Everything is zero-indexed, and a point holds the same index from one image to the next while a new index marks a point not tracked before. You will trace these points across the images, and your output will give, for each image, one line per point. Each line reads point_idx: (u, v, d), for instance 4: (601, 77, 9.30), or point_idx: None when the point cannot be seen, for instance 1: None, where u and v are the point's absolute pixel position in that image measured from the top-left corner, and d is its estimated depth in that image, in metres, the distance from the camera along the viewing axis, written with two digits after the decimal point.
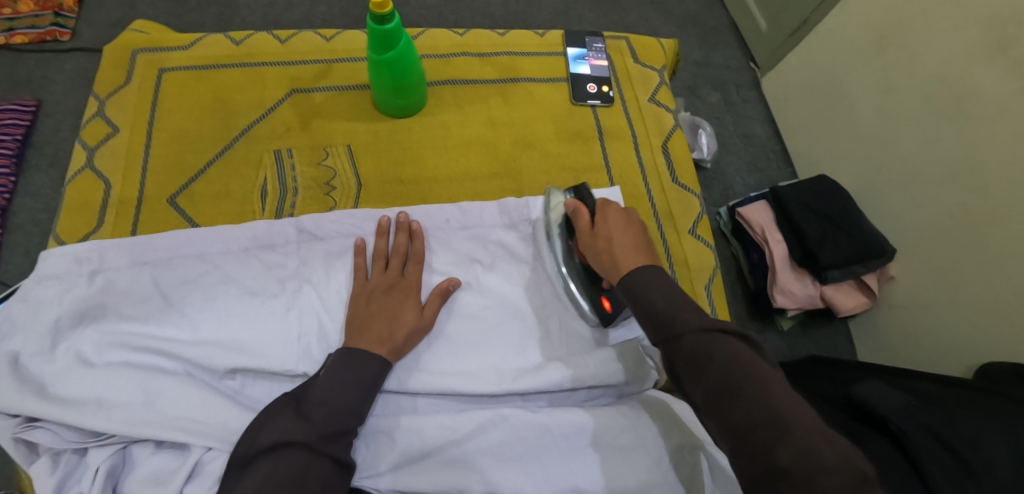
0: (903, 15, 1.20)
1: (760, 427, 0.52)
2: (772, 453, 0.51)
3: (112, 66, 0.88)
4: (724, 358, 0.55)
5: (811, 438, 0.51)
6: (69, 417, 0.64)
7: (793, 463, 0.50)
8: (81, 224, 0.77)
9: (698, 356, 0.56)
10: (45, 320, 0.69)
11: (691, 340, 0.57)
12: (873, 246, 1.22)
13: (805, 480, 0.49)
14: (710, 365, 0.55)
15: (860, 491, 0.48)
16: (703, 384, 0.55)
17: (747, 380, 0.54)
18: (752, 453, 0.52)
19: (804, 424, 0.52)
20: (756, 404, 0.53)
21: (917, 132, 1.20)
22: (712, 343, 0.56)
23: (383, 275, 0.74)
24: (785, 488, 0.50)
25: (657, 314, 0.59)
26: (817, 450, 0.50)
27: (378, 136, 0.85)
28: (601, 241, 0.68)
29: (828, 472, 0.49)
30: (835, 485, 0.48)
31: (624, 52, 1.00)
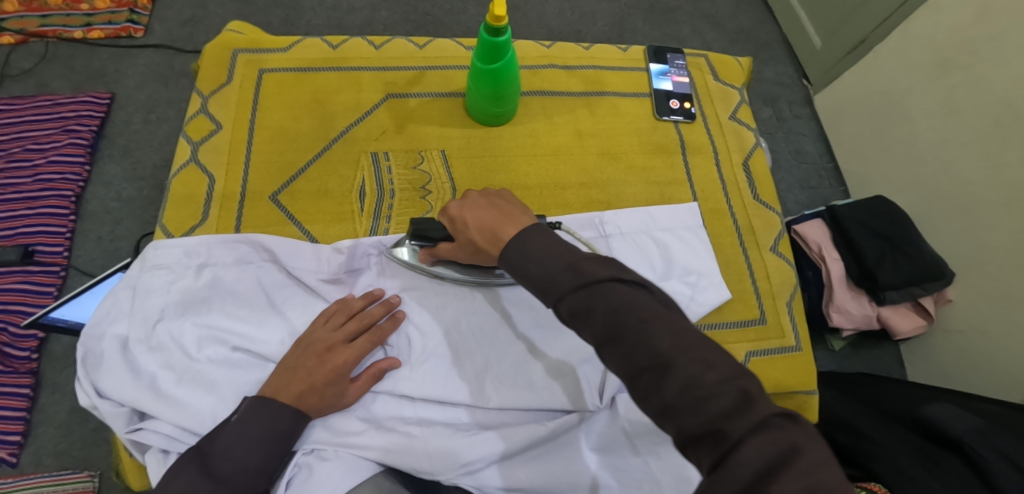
0: (971, 37, 1.20)
1: (645, 363, 0.47)
2: (662, 391, 0.46)
3: (214, 65, 0.91)
4: (606, 306, 0.49)
5: (694, 367, 0.46)
6: (177, 411, 0.67)
7: (679, 396, 0.46)
8: (187, 217, 0.80)
9: (580, 313, 0.50)
10: (152, 309, 0.71)
11: (570, 300, 0.51)
12: (933, 269, 1.20)
13: (696, 407, 0.45)
14: (592, 316, 0.49)
15: (743, 401, 0.44)
16: (590, 333, 0.50)
17: (629, 323, 0.48)
18: (644, 396, 0.48)
19: (685, 355, 0.46)
20: (641, 347, 0.48)
21: (981, 156, 1.19)
22: (594, 295, 0.50)
23: (321, 332, 0.70)
24: (679, 420, 0.46)
25: (533, 280, 0.53)
26: (700, 377, 0.45)
27: (469, 143, 0.88)
28: (463, 233, 0.64)
29: (706, 402, 0.45)
30: (716, 405, 0.44)
31: (703, 69, 1.02)
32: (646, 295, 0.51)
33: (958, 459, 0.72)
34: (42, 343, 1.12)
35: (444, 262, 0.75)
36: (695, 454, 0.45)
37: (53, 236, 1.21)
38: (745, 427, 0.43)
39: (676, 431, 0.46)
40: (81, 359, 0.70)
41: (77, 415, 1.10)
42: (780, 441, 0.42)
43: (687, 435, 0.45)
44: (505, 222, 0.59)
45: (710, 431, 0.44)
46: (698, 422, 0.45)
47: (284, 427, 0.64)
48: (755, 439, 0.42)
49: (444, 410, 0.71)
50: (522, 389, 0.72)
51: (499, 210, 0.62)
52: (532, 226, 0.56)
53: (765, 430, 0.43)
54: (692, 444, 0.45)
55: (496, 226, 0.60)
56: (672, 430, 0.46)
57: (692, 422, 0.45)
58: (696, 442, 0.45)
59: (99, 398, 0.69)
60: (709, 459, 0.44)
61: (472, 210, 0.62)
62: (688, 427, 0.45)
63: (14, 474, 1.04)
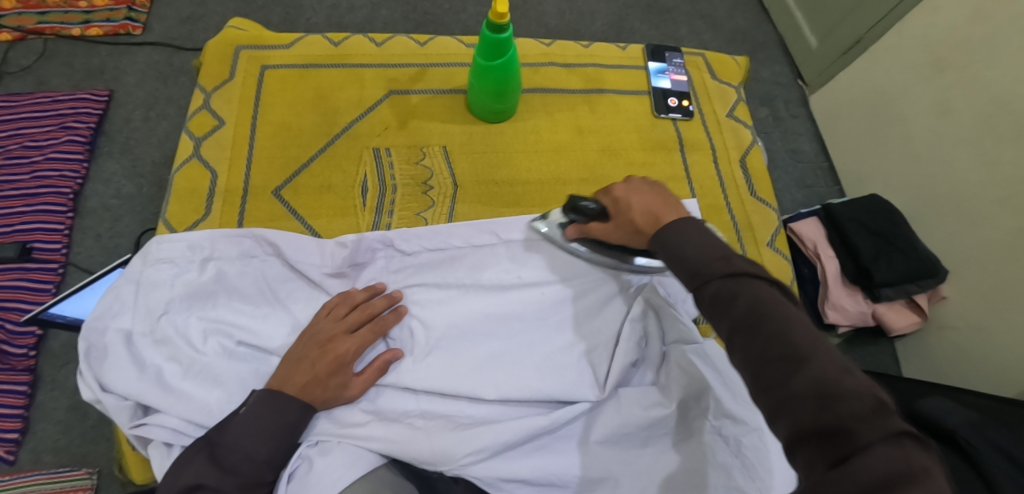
0: (964, 37, 1.21)
1: (777, 356, 0.47)
2: (789, 382, 0.46)
3: (216, 61, 0.91)
4: (752, 296, 0.50)
5: (830, 369, 0.45)
6: (181, 405, 0.68)
7: (807, 390, 0.45)
8: (190, 211, 0.81)
9: (723, 298, 0.51)
10: (157, 302, 0.72)
11: (717, 284, 0.51)
12: (927, 266, 1.22)
13: (824, 406, 0.44)
14: (735, 302, 0.50)
15: (881, 414, 0.43)
16: (726, 323, 0.50)
17: (772, 314, 0.49)
18: (768, 387, 0.47)
19: (822, 354, 0.46)
20: (778, 339, 0.48)
21: (975, 155, 1.21)
22: (744, 285, 0.50)
23: (324, 325, 0.71)
24: (795, 414, 0.45)
25: (687, 262, 0.54)
26: (838, 379, 0.45)
27: (471, 139, 0.89)
28: (625, 214, 0.65)
29: (840, 401, 0.44)
30: (850, 407, 0.43)
31: (702, 67, 1.03)
32: (785, 296, 0.51)
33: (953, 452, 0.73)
34: (41, 340, 1.12)
35: (584, 241, 0.77)
36: (806, 454, 0.45)
37: (52, 233, 1.20)
38: (879, 436, 0.42)
39: (791, 425, 0.45)
40: (84, 352, 0.69)
41: (76, 412, 1.10)
42: (911, 460, 0.40)
43: (804, 432, 0.45)
44: (665, 207, 0.61)
45: (830, 430, 0.43)
46: (823, 422, 0.44)
47: (290, 419, 0.64)
48: (883, 450, 0.41)
49: (445, 402, 0.72)
50: (523, 382, 0.73)
51: (657, 198, 0.64)
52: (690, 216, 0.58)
53: (897, 445, 0.41)
54: (803, 441, 0.45)
55: (656, 210, 0.61)
56: (785, 425, 0.46)
57: (814, 418, 0.44)
58: (809, 440, 0.44)
59: (102, 392, 0.69)
60: (827, 460, 0.43)
61: (637, 194, 0.64)
62: (807, 424, 0.44)
63: (11, 471, 1.04)
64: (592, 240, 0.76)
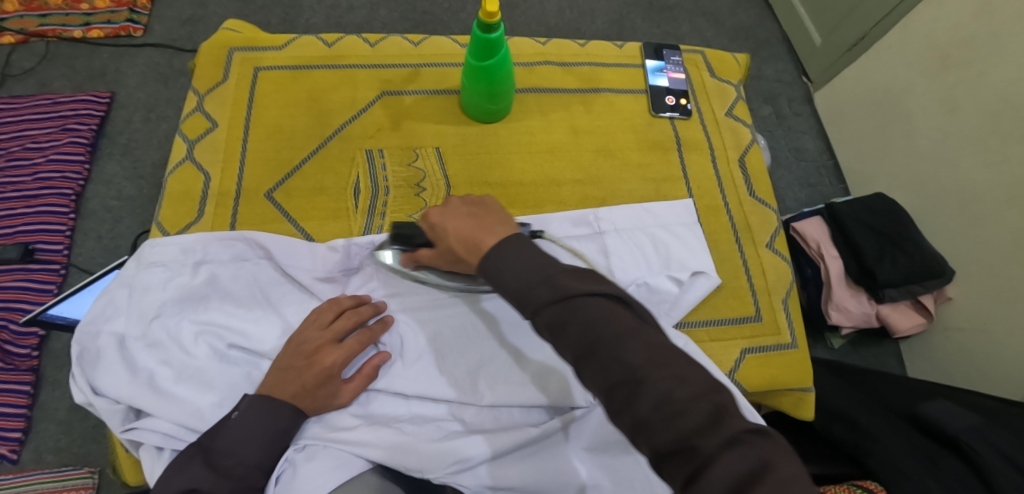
0: (970, 33, 1.19)
1: (618, 383, 0.47)
2: (634, 406, 0.46)
3: (210, 63, 0.91)
4: (581, 321, 0.48)
5: (666, 381, 0.46)
6: (174, 409, 0.67)
7: (653, 412, 0.45)
8: (183, 214, 0.80)
9: (558, 325, 0.49)
10: (149, 306, 0.72)
11: (546, 313, 0.50)
12: (933, 266, 1.20)
13: (670, 420, 0.45)
14: (567, 327, 0.49)
15: (719, 417, 0.44)
16: (567, 347, 0.49)
17: (603, 339, 0.48)
18: (617, 411, 0.47)
19: (656, 370, 0.47)
20: (616, 362, 0.47)
21: (982, 153, 1.19)
22: (580, 309, 0.49)
23: (313, 332, 0.70)
24: (650, 437, 0.45)
25: (511, 291, 0.51)
26: (671, 394, 0.45)
27: (465, 140, 0.88)
28: (443, 241, 0.61)
29: (682, 417, 0.45)
30: (691, 419, 0.44)
31: (700, 65, 1.02)
32: (626, 311, 0.50)
33: (956, 458, 0.71)
34: (43, 340, 1.13)
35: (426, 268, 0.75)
36: (667, 470, 0.45)
37: (54, 234, 1.21)
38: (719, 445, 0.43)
39: (650, 446, 0.46)
40: (76, 356, 0.69)
41: (77, 412, 1.10)
42: (756, 455, 0.42)
43: (662, 450, 0.45)
44: (481, 232, 0.57)
45: (681, 445, 0.44)
46: (671, 438, 0.45)
47: (283, 424, 0.64)
48: (730, 454, 0.43)
49: (437, 407, 0.71)
50: (516, 387, 0.72)
51: (475, 218, 0.60)
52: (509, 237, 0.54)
53: (742, 447, 0.43)
54: (664, 458, 0.45)
55: (475, 236, 0.57)
56: (645, 446, 0.46)
57: (666, 437, 0.45)
58: (667, 457, 0.45)
59: (95, 395, 0.69)
60: (681, 476, 0.44)
61: (451, 217, 0.60)
62: (658, 444, 0.45)
63: (14, 471, 1.05)
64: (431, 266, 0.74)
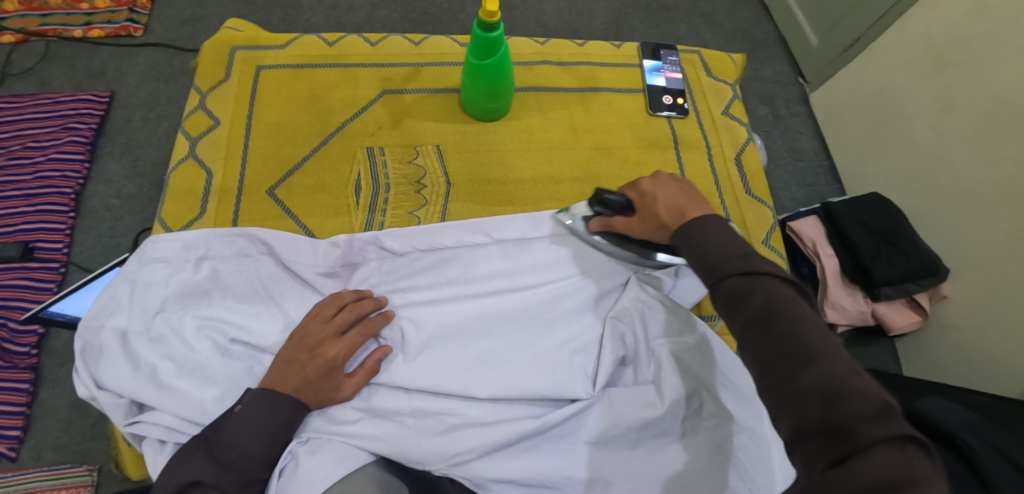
0: (964, 34, 1.21)
1: (788, 356, 0.50)
2: (797, 380, 0.48)
3: (212, 62, 0.92)
4: (764, 295, 0.52)
5: (837, 368, 0.48)
6: (176, 403, 0.68)
7: (813, 389, 0.47)
8: (185, 211, 0.81)
9: (738, 293, 0.53)
10: (151, 301, 0.72)
11: (733, 280, 0.54)
12: (927, 264, 1.21)
13: (829, 404, 0.46)
14: (750, 297, 0.52)
15: (882, 417, 0.45)
16: (742, 314, 0.53)
17: (783, 313, 0.51)
18: (775, 383, 0.50)
19: (835, 355, 0.49)
20: (789, 338, 0.50)
21: (976, 153, 1.20)
22: (771, 286, 0.52)
23: (317, 326, 0.71)
24: (799, 412, 0.48)
25: (707, 257, 0.56)
26: (846, 381, 0.47)
27: (464, 138, 0.89)
28: (649, 209, 0.67)
29: (844, 401, 0.46)
30: (856, 407, 0.45)
31: (697, 65, 1.03)
32: (801, 294, 0.53)
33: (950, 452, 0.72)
34: (42, 338, 1.14)
35: (607, 234, 0.78)
36: (807, 451, 0.47)
37: (53, 233, 1.21)
38: (879, 440, 0.44)
39: (796, 421, 0.48)
40: (80, 350, 0.70)
41: (76, 409, 1.11)
42: (914, 463, 0.43)
43: (809, 429, 0.47)
44: (689, 203, 0.63)
45: (835, 430, 0.46)
46: (829, 420, 0.46)
47: (285, 418, 0.65)
48: (883, 452, 0.43)
49: (437, 401, 0.72)
50: (514, 380, 0.73)
51: (683, 193, 0.66)
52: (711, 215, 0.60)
53: (892, 449, 0.43)
54: (807, 438, 0.47)
55: (683, 206, 0.63)
56: (789, 421, 0.48)
57: (824, 417, 0.46)
58: (812, 437, 0.47)
59: (98, 389, 0.69)
60: (828, 458, 0.46)
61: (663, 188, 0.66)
62: (812, 422, 0.47)
63: (13, 468, 1.05)
64: (616, 234, 0.77)
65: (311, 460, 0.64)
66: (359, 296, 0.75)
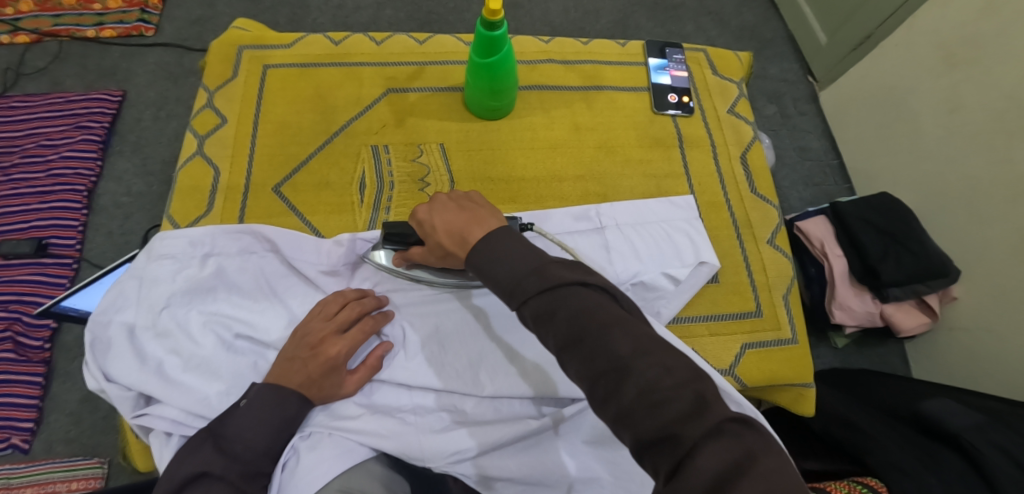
0: (976, 32, 1.19)
1: (603, 372, 0.48)
2: (618, 398, 0.47)
3: (219, 61, 0.93)
4: (569, 309, 0.50)
5: (648, 370, 0.47)
6: (182, 397, 0.69)
7: (637, 398, 0.46)
8: (192, 208, 0.82)
9: (544, 313, 0.50)
10: (159, 296, 0.73)
11: (534, 302, 0.51)
12: (937, 266, 1.20)
13: (652, 409, 0.45)
14: (554, 314, 0.50)
15: (702, 409, 0.44)
16: (553, 336, 0.50)
17: (590, 328, 0.49)
18: (603, 400, 0.48)
19: (641, 360, 0.47)
20: (602, 352, 0.48)
21: (987, 152, 1.19)
22: (574, 296, 0.50)
23: (319, 323, 0.71)
24: (635, 424, 0.46)
25: (500, 283, 0.53)
26: (657, 383, 0.46)
27: (468, 136, 0.90)
28: (433, 236, 0.63)
29: (663, 405, 0.45)
30: (675, 406, 0.45)
31: (702, 63, 1.03)
32: (609, 298, 0.51)
33: (957, 454, 0.72)
34: (55, 333, 1.15)
35: (421, 266, 0.77)
36: (652, 460, 0.46)
37: (66, 229, 1.23)
38: (703, 435, 0.43)
39: (634, 435, 0.46)
40: (88, 344, 0.71)
41: (87, 403, 1.12)
42: (738, 449, 0.43)
43: (646, 440, 0.46)
44: (471, 224, 0.59)
45: (663, 434, 0.45)
46: (652, 426, 0.45)
47: (290, 413, 0.66)
48: (711, 446, 0.43)
49: (439, 398, 0.73)
50: (516, 378, 0.73)
51: (465, 215, 0.61)
52: (495, 229, 0.56)
53: (724, 440, 0.43)
54: (648, 448, 0.46)
55: (464, 229, 0.59)
56: (628, 435, 0.47)
57: (648, 427, 0.45)
58: (650, 446, 0.46)
59: (106, 383, 0.70)
60: (666, 466, 0.44)
61: (439, 212, 0.62)
62: (647, 432, 0.45)
63: (25, 460, 1.07)
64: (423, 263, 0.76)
65: (312, 455, 0.65)
66: (359, 295, 0.75)
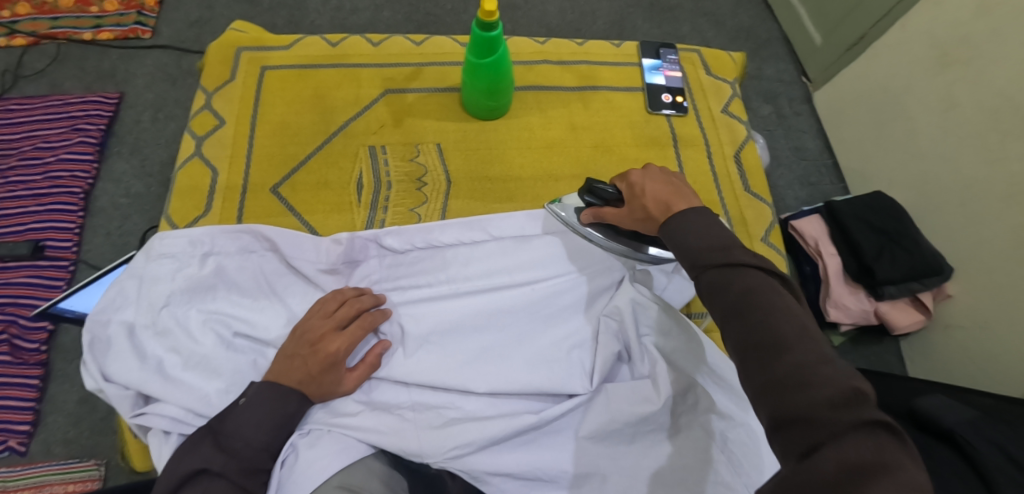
0: (968, 32, 1.20)
1: (759, 344, 0.50)
2: (769, 369, 0.49)
3: (219, 62, 0.94)
4: (745, 286, 0.53)
5: (809, 357, 0.48)
6: (181, 395, 0.70)
7: (789, 376, 0.47)
8: (191, 208, 0.83)
9: (718, 283, 0.54)
10: (158, 295, 0.74)
11: (713, 272, 0.55)
12: (932, 263, 1.21)
13: (799, 391, 0.46)
14: (731, 285, 0.53)
15: (851, 403, 0.44)
16: (722, 302, 0.54)
17: (761, 303, 0.52)
18: (754, 371, 0.50)
19: (804, 344, 0.49)
20: (764, 327, 0.50)
21: (981, 151, 1.20)
22: (754, 279, 0.53)
23: (318, 320, 0.72)
24: (777, 401, 0.47)
25: (688, 250, 0.58)
26: (814, 367, 0.47)
27: (465, 136, 0.90)
28: (638, 200, 0.68)
29: (812, 389, 0.46)
30: (821, 393, 0.45)
31: (697, 64, 1.04)
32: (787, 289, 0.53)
33: (950, 449, 0.73)
34: (52, 335, 1.16)
35: (600, 226, 0.79)
36: (784, 439, 0.47)
37: (63, 231, 1.23)
38: (845, 425, 0.43)
39: (774, 410, 0.48)
40: (88, 343, 0.71)
41: (85, 404, 1.13)
42: (880, 449, 0.42)
43: (785, 417, 0.47)
44: (677, 197, 0.63)
45: (802, 417, 0.45)
46: (799, 407, 0.46)
47: (290, 409, 0.66)
48: (853, 439, 0.43)
49: (437, 395, 0.73)
50: (513, 374, 0.74)
51: (670, 187, 0.66)
52: (699, 208, 0.61)
53: (862, 434, 0.43)
54: (782, 426, 0.47)
55: (669, 200, 0.64)
56: (767, 410, 0.48)
57: (792, 404, 0.46)
58: (786, 425, 0.47)
59: (105, 381, 0.71)
60: (800, 448, 0.45)
61: (651, 181, 0.66)
62: (788, 410, 0.46)
63: (22, 462, 1.07)
64: (606, 226, 0.79)
65: (313, 451, 0.66)
66: (358, 293, 0.76)
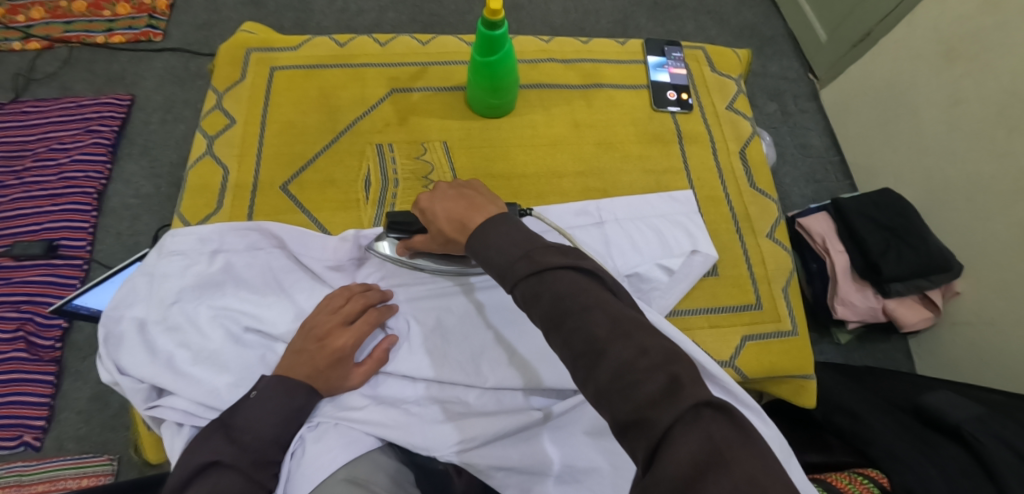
0: (976, 27, 1.20)
1: (582, 351, 0.49)
2: (597, 376, 0.48)
3: (227, 63, 0.95)
4: (552, 293, 0.51)
5: (628, 352, 0.47)
6: (194, 388, 0.71)
7: (613, 378, 0.47)
8: (202, 206, 0.84)
9: (536, 296, 0.51)
10: (170, 291, 0.75)
11: (523, 287, 0.52)
12: (940, 261, 1.20)
13: (628, 391, 0.46)
14: (539, 296, 0.51)
15: (673, 393, 0.45)
16: (537, 314, 0.51)
17: (572, 309, 0.50)
18: (585, 379, 0.49)
19: (621, 341, 0.48)
20: (580, 332, 0.49)
21: (988, 146, 1.19)
22: (565, 282, 0.51)
23: (327, 316, 0.73)
24: (613, 405, 0.47)
25: (494, 265, 0.55)
26: (633, 363, 0.47)
27: (469, 134, 0.91)
28: (434, 224, 0.65)
29: (637, 388, 0.46)
30: (644, 392, 0.45)
31: (700, 60, 1.04)
32: (591, 281, 0.52)
33: (958, 445, 0.72)
34: (66, 332, 1.18)
35: (423, 255, 0.79)
36: (628, 442, 0.46)
37: (76, 231, 1.26)
38: (674, 419, 0.43)
39: (612, 415, 0.47)
40: (102, 338, 0.73)
41: (97, 401, 1.14)
42: (710, 437, 0.42)
43: (622, 420, 0.46)
44: (470, 212, 0.61)
45: (636, 417, 0.45)
46: (632, 408, 0.45)
47: (299, 403, 0.67)
48: (683, 433, 0.43)
49: (443, 389, 0.75)
50: (517, 369, 0.75)
51: (465, 202, 0.63)
52: (495, 216, 0.58)
53: (692, 425, 0.43)
54: (625, 431, 0.46)
55: (464, 216, 0.61)
56: (606, 415, 0.47)
57: (624, 410, 0.46)
58: (627, 429, 0.46)
59: (119, 375, 0.72)
60: (642, 450, 0.45)
61: (440, 202, 0.64)
62: (625, 414, 0.46)
63: (36, 457, 1.09)
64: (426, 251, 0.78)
65: (321, 444, 0.66)
66: (365, 288, 0.77)
